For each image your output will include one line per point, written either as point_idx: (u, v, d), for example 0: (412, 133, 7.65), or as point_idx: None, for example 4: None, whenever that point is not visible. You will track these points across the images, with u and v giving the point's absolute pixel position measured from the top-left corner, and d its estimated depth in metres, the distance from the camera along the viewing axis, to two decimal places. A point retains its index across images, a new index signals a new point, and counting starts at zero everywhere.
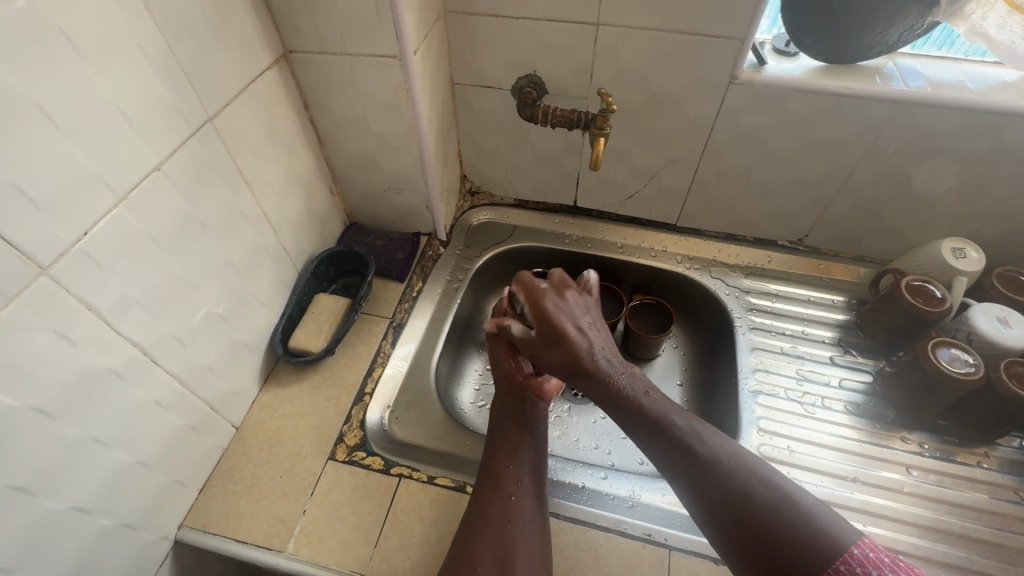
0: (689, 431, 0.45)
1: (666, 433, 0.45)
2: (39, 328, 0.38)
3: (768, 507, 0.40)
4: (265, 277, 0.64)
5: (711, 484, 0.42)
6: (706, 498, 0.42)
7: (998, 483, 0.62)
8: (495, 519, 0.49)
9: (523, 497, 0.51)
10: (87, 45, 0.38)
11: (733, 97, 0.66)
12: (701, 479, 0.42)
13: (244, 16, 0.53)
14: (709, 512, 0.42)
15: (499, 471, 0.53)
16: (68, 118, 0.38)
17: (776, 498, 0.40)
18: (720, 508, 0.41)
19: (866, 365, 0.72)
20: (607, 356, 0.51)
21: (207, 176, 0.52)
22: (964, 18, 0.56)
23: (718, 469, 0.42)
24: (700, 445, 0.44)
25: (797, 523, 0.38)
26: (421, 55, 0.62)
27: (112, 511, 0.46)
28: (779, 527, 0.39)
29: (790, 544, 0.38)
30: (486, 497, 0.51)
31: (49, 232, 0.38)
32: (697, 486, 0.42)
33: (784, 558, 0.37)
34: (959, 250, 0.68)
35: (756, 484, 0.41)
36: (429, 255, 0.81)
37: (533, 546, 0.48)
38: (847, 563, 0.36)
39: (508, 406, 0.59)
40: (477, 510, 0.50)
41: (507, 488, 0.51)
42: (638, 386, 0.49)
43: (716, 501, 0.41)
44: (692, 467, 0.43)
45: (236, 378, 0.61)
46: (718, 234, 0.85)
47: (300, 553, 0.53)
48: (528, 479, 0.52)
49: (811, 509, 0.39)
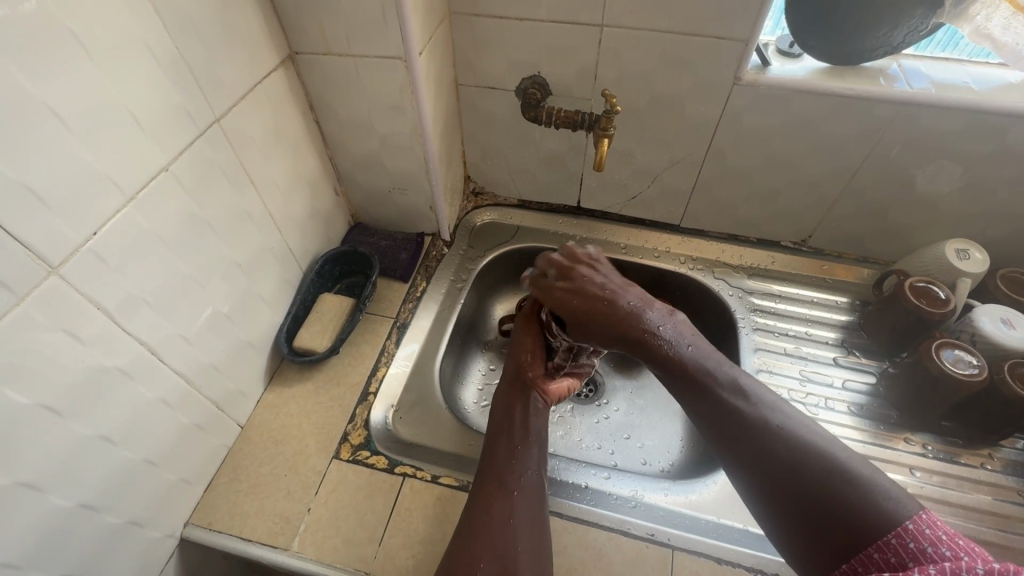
0: (741, 400, 0.48)
1: (718, 404, 0.48)
2: (49, 327, 0.38)
3: (815, 469, 0.41)
4: (270, 277, 0.64)
5: (758, 449, 0.44)
6: (754, 463, 0.44)
7: (1002, 484, 0.62)
8: (497, 513, 0.49)
9: (523, 493, 0.51)
10: (97, 47, 0.39)
11: (736, 99, 0.66)
12: (749, 445, 0.45)
13: (251, 17, 0.54)
14: (755, 476, 0.44)
15: (499, 467, 0.53)
16: (78, 118, 0.38)
17: (822, 463, 0.42)
18: (765, 471, 0.43)
19: (869, 366, 0.72)
20: (639, 303, 0.56)
21: (213, 176, 0.52)
22: (969, 19, 0.56)
23: (766, 433, 0.45)
24: (749, 413, 0.47)
25: (843, 486, 0.40)
26: (426, 56, 0.62)
27: (120, 509, 0.47)
28: (826, 486, 0.40)
29: (836, 501, 0.39)
30: (486, 491, 0.51)
31: (60, 232, 0.38)
32: (744, 452, 0.45)
33: (829, 515, 0.39)
34: (964, 251, 0.68)
35: (802, 448, 0.43)
36: (432, 256, 0.82)
37: (533, 541, 0.48)
38: (898, 537, 0.36)
39: (509, 402, 0.59)
40: (478, 505, 0.50)
41: (507, 484, 0.52)
42: (679, 333, 0.54)
43: (763, 464, 0.44)
44: (727, 412, 0.47)
45: (241, 377, 0.61)
46: (721, 235, 0.85)
47: (305, 551, 0.54)
48: (527, 479, 0.53)
49: (858, 472, 0.40)
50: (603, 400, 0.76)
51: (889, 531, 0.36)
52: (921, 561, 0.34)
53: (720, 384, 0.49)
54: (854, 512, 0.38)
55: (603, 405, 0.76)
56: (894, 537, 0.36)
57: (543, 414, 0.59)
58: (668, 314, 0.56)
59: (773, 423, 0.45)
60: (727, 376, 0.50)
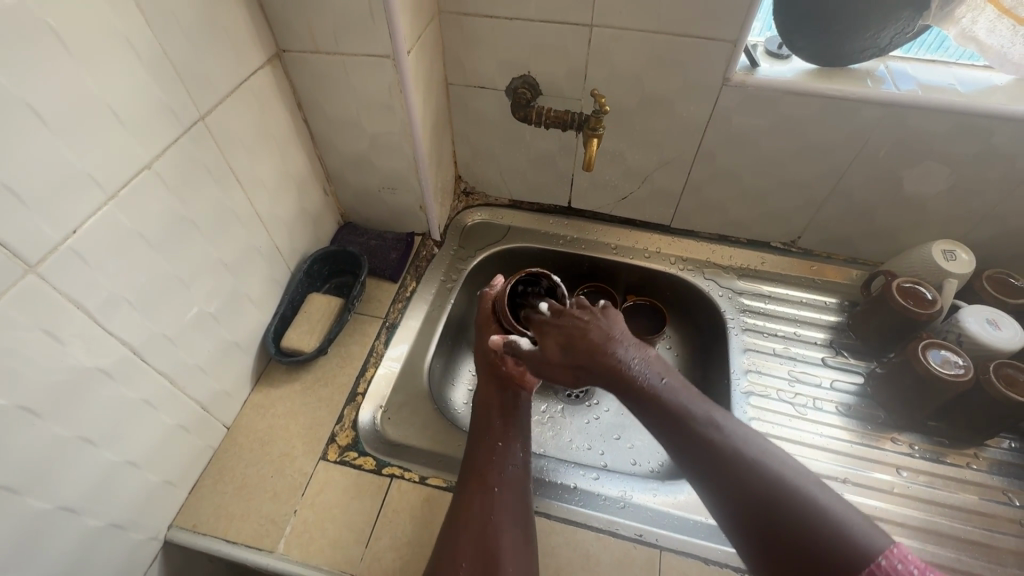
0: (712, 437, 0.44)
1: (690, 432, 0.45)
2: (26, 326, 0.38)
3: (795, 500, 0.40)
4: (257, 276, 0.63)
5: (736, 476, 0.42)
6: (728, 488, 0.42)
7: (987, 484, 0.62)
8: (476, 514, 0.49)
9: (506, 490, 0.51)
10: (76, 42, 0.38)
11: (725, 100, 0.66)
12: (726, 480, 0.42)
13: (237, 14, 0.53)
14: (731, 505, 0.41)
15: (481, 466, 0.52)
16: (56, 115, 0.38)
17: (801, 501, 0.39)
18: (742, 499, 0.41)
19: (857, 367, 0.72)
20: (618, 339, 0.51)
21: (198, 174, 0.52)
22: (954, 22, 0.57)
23: (743, 460, 0.42)
24: (723, 445, 0.43)
25: (819, 520, 0.38)
26: (415, 55, 0.62)
27: (102, 510, 0.46)
28: (800, 519, 0.39)
29: (811, 534, 0.38)
30: (468, 491, 0.51)
31: (38, 229, 0.38)
32: (719, 477, 0.42)
33: (804, 552, 0.37)
34: (950, 252, 0.68)
35: (782, 480, 0.41)
36: (423, 255, 0.81)
37: (517, 538, 0.48)
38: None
39: (490, 399, 0.58)
40: (460, 504, 0.50)
41: (489, 481, 0.51)
42: (654, 368, 0.49)
43: (737, 497, 0.41)
44: (700, 448, 0.44)
45: (227, 378, 0.60)
46: (711, 236, 0.85)
47: (291, 553, 0.53)
48: (510, 475, 0.52)
49: (830, 505, 0.39)
50: (593, 400, 0.76)
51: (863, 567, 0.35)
52: None
53: (694, 418, 0.45)
54: (830, 550, 0.37)
55: (594, 405, 0.76)
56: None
57: (524, 407, 0.58)
58: (645, 349, 0.50)
59: (749, 460, 0.42)
60: (701, 409, 0.46)
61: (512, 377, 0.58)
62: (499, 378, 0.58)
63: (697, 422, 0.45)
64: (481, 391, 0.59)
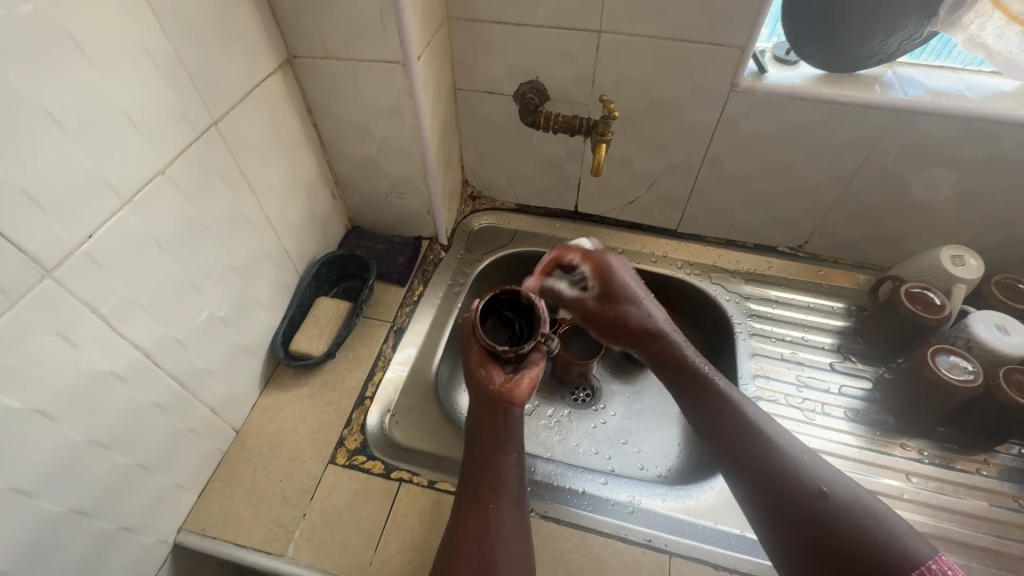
0: (762, 434, 0.50)
1: (743, 429, 0.50)
2: (42, 329, 0.38)
3: (831, 499, 0.44)
4: (266, 280, 0.64)
5: (776, 472, 0.47)
6: (768, 485, 0.47)
7: (997, 490, 0.62)
8: (473, 534, 0.48)
9: (501, 506, 0.50)
10: (93, 49, 0.39)
11: (733, 105, 0.67)
12: (771, 470, 0.47)
13: (250, 20, 0.54)
14: (767, 502, 0.46)
15: (474, 485, 0.51)
16: (74, 120, 0.38)
17: (841, 498, 0.44)
18: (780, 496, 0.46)
19: (865, 372, 0.72)
20: (664, 320, 0.60)
21: (210, 179, 0.52)
22: (963, 28, 0.56)
23: (784, 462, 0.47)
24: (773, 442, 0.49)
25: (858, 522, 0.42)
26: (425, 61, 0.62)
27: (113, 513, 0.46)
28: (837, 518, 0.42)
29: (847, 531, 0.41)
30: (464, 507, 0.50)
31: (55, 234, 0.38)
32: (758, 474, 0.47)
33: (835, 543, 0.41)
34: (959, 258, 0.68)
35: (821, 480, 0.45)
36: (430, 259, 0.82)
37: (515, 550, 0.48)
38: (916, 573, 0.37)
39: (482, 419, 0.55)
40: (458, 519, 0.50)
41: (483, 496, 0.51)
42: (701, 362, 0.57)
43: (780, 487, 0.46)
44: (748, 443, 0.49)
45: (237, 381, 0.61)
46: (718, 240, 0.85)
47: (299, 557, 0.53)
48: (504, 492, 0.51)
49: (869, 505, 0.43)
50: (600, 405, 0.76)
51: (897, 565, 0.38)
52: None
53: (746, 416, 0.51)
54: (864, 547, 0.40)
55: (601, 409, 0.76)
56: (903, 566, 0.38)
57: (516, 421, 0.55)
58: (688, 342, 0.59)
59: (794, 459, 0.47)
60: (754, 411, 0.52)
61: (501, 393, 0.54)
62: (489, 399, 0.54)
63: (748, 422, 0.51)
64: (470, 411, 0.56)
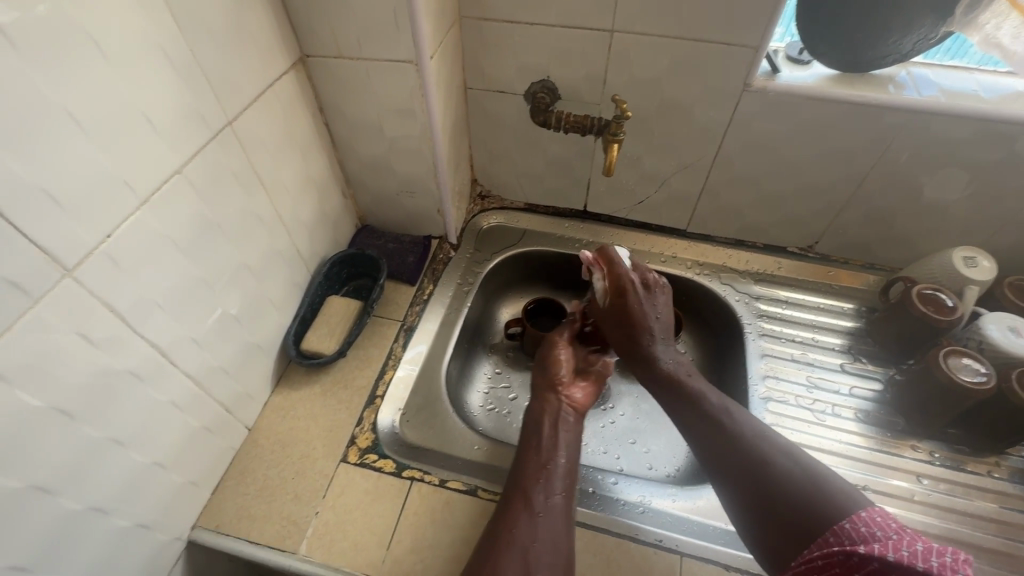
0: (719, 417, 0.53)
1: (698, 409, 0.54)
2: (62, 328, 0.38)
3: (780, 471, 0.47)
4: (279, 279, 0.64)
5: (733, 449, 0.50)
6: (733, 475, 0.49)
7: (1008, 492, 0.62)
8: (519, 534, 0.48)
9: (550, 515, 0.50)
10: (113, 49, 0.39)
11: (745, 105, 0.66)
12: (731, 454, 0.50)
13: (264, 19, 0.54)
14: (736, 487, 0.49)
15: (525, 483, 0.52)
16: (92, 120, 0.38)
17: (791, 470, 0.47)
18: (742, 485, 0.48)
19: (875, 373, 0.72)
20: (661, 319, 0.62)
21: (225, 178, 0.52)
22: (978, 28, 0.57)
23: (744, 444, 0.50)
24: (729, 423, 0.52)
25: (807, 488, 0.45)
26: (437, 60, 0.62)
27: (130, 511, 0.47)
28: (789, 489, 0.46)
29: (795, 503, 0.45)
30: (512, 507, 0.50)
31: (72, 232, 0.38)
32: (728, 455, 0.50)
33: (786, 510, 0.45)
34: (971, 259, 0.68)
35: (775, 455, 0.49)
36: (439, 258, 0.82)
37: (558, 555, 0.47)
38: (835, 535, 0.41)
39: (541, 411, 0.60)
40: (503, 518, 0.50)
41: (533, 501, 0.51)
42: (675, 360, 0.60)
43: (742, 469, 0.49)
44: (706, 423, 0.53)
45: (249, 380, 0.61)
46: (727, 240, 0.85)
47: (312, 555, 0.54)
48: (556, 501, 0.51)
49: (818, 475, 0.46)
50: (609, 404, 0.76)
51: (827, 529, 0.42)
52: (869, 539, 0.39)
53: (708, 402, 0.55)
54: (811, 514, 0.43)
55: (610, 409, 0.76)
56: (846, 523, 0.41)
57: (573, 428, 0.59)
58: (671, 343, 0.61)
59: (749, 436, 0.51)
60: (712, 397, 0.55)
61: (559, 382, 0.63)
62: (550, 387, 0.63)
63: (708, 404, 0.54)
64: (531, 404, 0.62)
